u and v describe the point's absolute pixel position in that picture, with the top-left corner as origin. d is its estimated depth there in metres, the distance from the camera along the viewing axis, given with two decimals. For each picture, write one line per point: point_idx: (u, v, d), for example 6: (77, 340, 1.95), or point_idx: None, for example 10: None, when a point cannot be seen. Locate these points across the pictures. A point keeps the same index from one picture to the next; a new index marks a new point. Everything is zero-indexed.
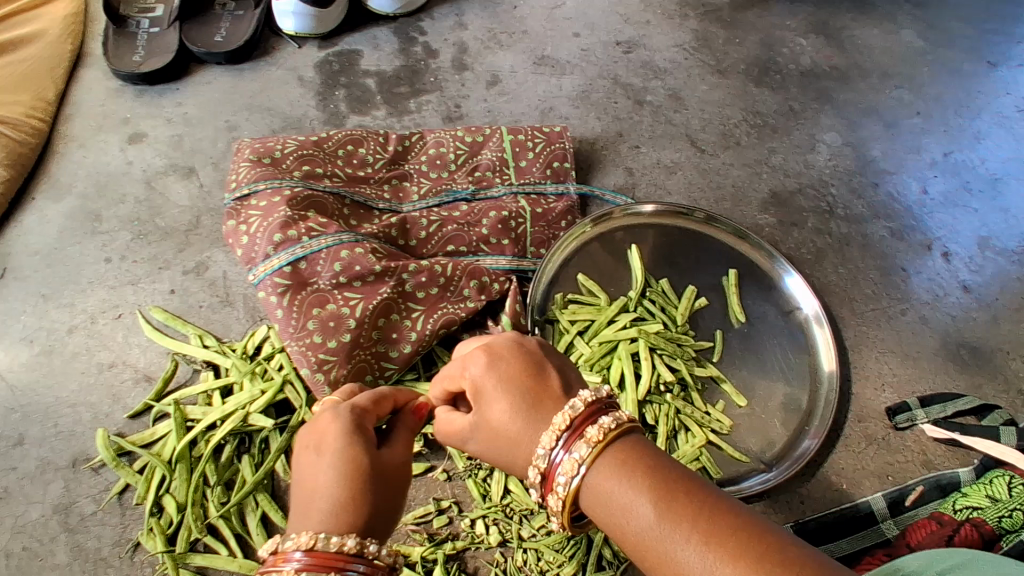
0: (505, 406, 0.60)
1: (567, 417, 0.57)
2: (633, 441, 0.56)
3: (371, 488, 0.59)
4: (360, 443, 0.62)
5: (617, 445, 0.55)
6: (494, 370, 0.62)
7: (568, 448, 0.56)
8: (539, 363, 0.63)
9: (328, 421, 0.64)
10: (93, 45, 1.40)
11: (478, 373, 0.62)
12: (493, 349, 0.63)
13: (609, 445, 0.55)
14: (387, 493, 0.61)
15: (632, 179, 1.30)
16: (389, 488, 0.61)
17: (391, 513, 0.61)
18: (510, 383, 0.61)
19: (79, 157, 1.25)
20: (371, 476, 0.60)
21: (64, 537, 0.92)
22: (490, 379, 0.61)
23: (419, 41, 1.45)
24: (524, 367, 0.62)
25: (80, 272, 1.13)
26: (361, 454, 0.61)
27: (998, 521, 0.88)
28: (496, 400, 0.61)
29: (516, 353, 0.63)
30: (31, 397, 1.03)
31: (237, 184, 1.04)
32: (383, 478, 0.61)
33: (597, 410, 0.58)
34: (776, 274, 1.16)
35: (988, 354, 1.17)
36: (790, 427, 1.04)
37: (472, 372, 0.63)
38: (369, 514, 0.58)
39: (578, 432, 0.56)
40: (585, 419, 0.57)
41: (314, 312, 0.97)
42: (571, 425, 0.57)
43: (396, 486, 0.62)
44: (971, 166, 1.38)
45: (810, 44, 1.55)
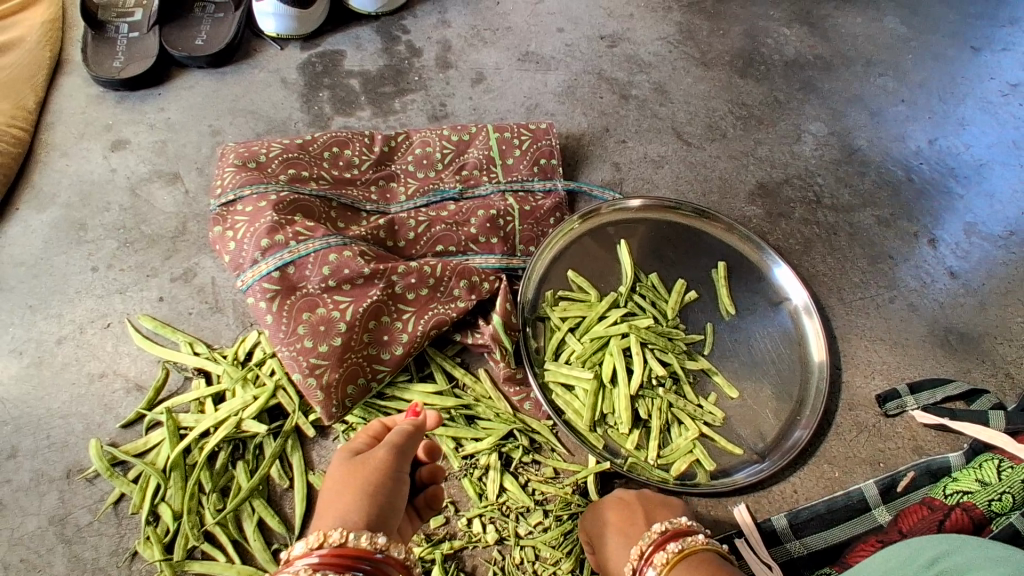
0: (614, 537, 0.82)
1: (644, 544, 0.76)
2: (702, 562, 0.71)
3: (354, 488, 0.61)
4: (346, 462, 0.64)
5: (686, 561, 0.72)
6: (604, 514, 0.86)
7: (646, 563, 0.74)
8: (639, 505, 0.85)
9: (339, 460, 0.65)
10: (72, 51, 1.39)
11: (595, 523, 0.86)
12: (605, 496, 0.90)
13: (678, 562, 0.72)
14: (377, 487, 0.61)
15: (619, 174, 1.30)
16: (373, 479, 0.61)
17: (387, 500, 0.60)
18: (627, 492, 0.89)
19: (62, 165, 1.24)
20: (356, 481, 0.61)
21: (61, 548, 0.92)
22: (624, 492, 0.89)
23: (402, 40, 1.45)
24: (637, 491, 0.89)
25: (67, 282, 1.12)
26: (345, 469, 0.63)
27: (987, 505, 0.91)
28: (608, 538, 0.82)
29: (618, 503, 0.87)
30: (21, 410, 1.02)
31: (223, 190, 1.03)
32: (370, 476, 0.62)
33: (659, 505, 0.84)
34: (765, 265, 1.16)
35: (976, 339, 1.18)
36: (782, 417, 1.05)
37: (592, 521, 0.88)
38: (352, 510, 0.58)
39: (653, 553, 0.74)
40: (658, 538, 0.76)
41: (304, 316, 0.96)
42: (647, 546, 0.75)
43: (388, 475, 0.62)
44: (956, 152, 1.39)
45: (793, 34, 1.55)
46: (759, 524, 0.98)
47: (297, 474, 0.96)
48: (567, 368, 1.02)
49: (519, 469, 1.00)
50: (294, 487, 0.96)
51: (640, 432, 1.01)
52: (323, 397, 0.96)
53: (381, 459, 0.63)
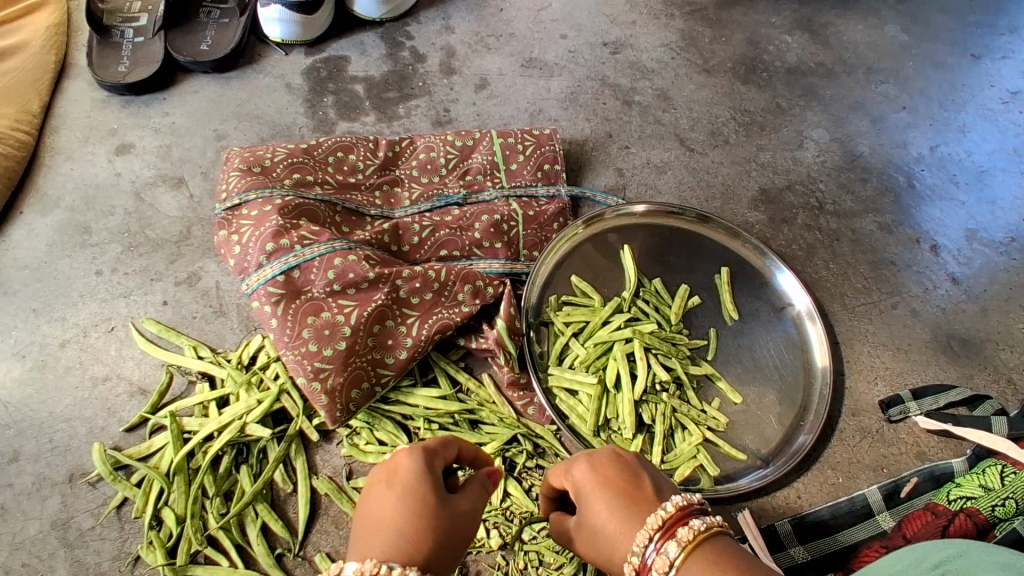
0: (615, 509, 0.63)
1: (659, 518, 0.60)
2: (723, 541, 0.58)
3: (430, 521, 0.56)
4: (429, 481, 0.60)
5: (709, 543, 0.58)
6: (598, 478, 0.65)
7: (661, 541, 0.58)
8: (640, 470, 0.67)
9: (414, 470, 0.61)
10: (77, 55, 1.39)
11: (578, 475, 0.67)
12: (597, 460, 0.67)
13: (701, 544, 0.57)
14: (450, 534, 0.57)
15: (622, 180, 1.31)
16: (450, 526, 0.58)
17: (451, 556, 0.57)
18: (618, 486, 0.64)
19: (66, 169, 1.24)
20: (427, 507, 0.57)
21: (64, 553, 0.91)
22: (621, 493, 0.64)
23: (406, 46, 1.45)
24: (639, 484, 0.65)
25: (71, 286, 1.12)
26: (426, 490, 0.59)
27: (991, 510, 0.91)
28: (597, 500, 0.64)
29: (612, 458, 0.67)
30: (25, 413, 1.02)
31: (228, 194, 1.04)
32: (448, 519, 0.58)
33: (690, 512, 0.60)
34: (768, 271, 1.17)
35: (978, 345, 1.18)
36: (785, 422, 1.05)
37: (574, 475, 0.67)
38: (423, 547, 0.54)
39: (673, 530, 0.59)
40: (678, 518, 0.59)
41: (309, 320, 0.96)
42: (664, 523, 0.59)
43: (460, 526, 0.59)
44: (957, 158, 1.40)
45: (795, 41, 1.56)
46: (762, 530, 0.97)
47: (301, 479, 0.96)
48: (570, 373, 1.03)
49: (523, 474, 1.00)
50: (298, 492, 0.96)
51: (644, 437, 1.00)
52: (327, 401, 0.96)
53: (461, 507, 0.60)
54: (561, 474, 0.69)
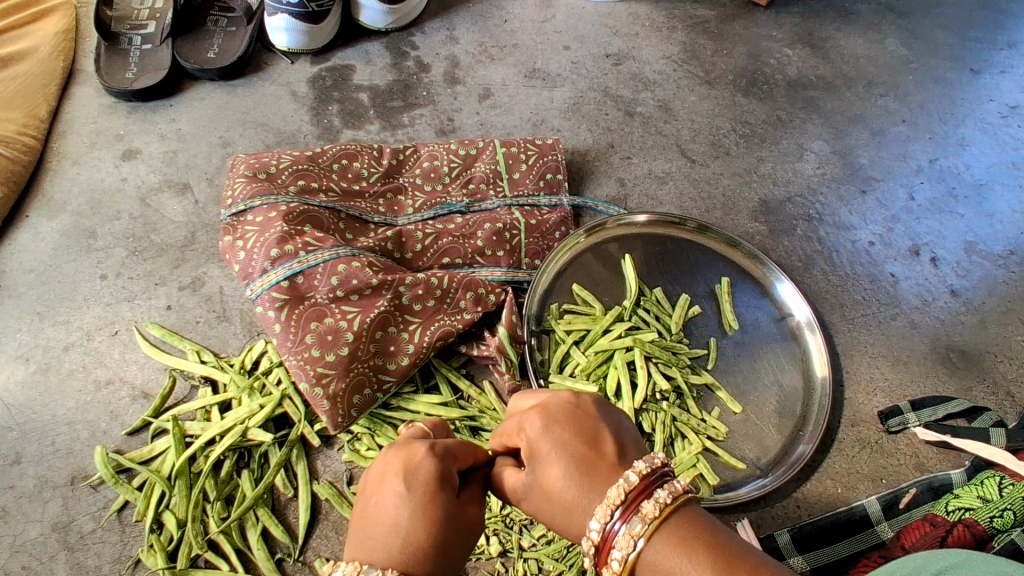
0: (570, 473, 0.56)
1: (622, 491, 0.54)
2: (692, 516, 0.53)
3: (445, 536, 0.54)
4: (445, 488, 0.56)
5: (675, 517, 0.52)
6: (555, 438, 0.58)
7: (625, 517, 0.53)
8: (601, 423, 0.59)
9: (424, 467, 0.57)
10: (85, 62, 1.41)
11: (533, 433, 0.59)
12: (551, 415, 0.59)
13: (667, 517, 0.52)
14: (459, 549, 0.56)
15: (623, 190, 1.32)
16: (462, 539, 0.56)
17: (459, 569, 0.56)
18: (572, 451, 0.57)
19: (72, 174, 1.25)
20: (440, 513, 0.55)
21: (64, 556, 0.91)
22: (572, 455, 0.57)
23: (411, 56, 1.47)
24: (592, 443, 0.58)
25: (76, 289, 1.13)
26: (443, 498, 0.56)
27: (989, 521, 0.92)
28: (553, 464, 0.57)
29: (570, 411, 0.60)
30: (28, 415, 1.02)
31: (234, 200, 1.05)
32: (461, 533, 0.56)
33: (654, 483, 0.54)
34: (768, 281, 1.17)
35: (977, 357, 1.19)
36: (785, 431, 1.06)
37: (526, 432, 0.60)
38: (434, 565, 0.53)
39: (635, 504, 0.53)
40: (641, 491, 0.53)
41: (312, 325, 0.97)
42: (628, 496, 0.53)
43: (469, 538, 0.57)
44: (956, 172, 1.41)
45: (796, 54, 1.58)
46: (761, 541, 0.97)
47: (302, 484, 0.96)
48: (571, 381, 1.03)
49: None
50: (298, 497, 0.96)
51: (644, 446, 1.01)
52: (329, 406, 0.96)
53: (473, 518, 0.58)
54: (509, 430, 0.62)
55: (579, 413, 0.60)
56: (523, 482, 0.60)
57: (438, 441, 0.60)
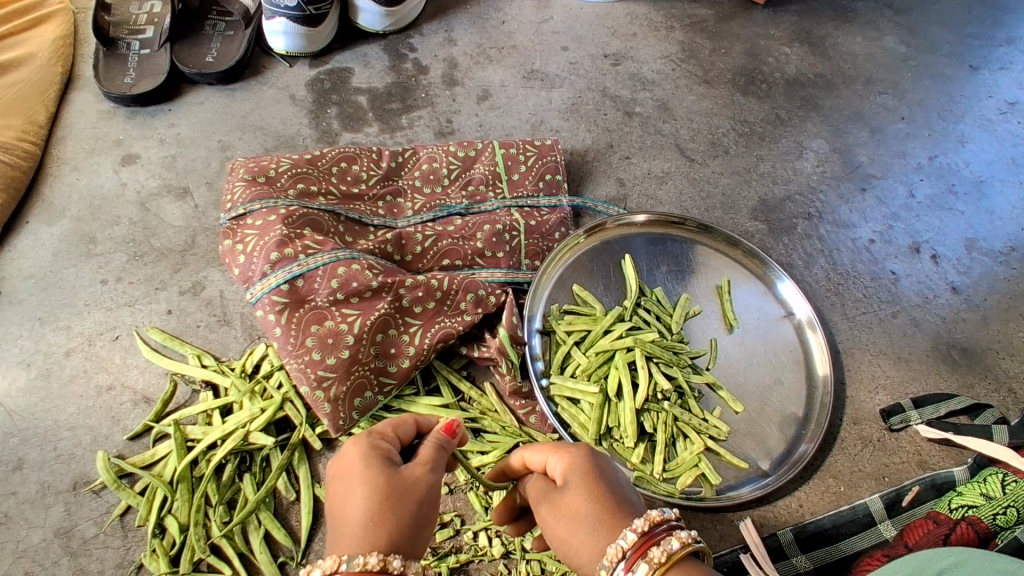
0: (585, 506, 0.60)
1: (624, 544, 0.56)
2: (691, 565, 0.55)
3: (391, 503, 0.57)
4: (377, 464, 0.60)
5: (678, 567, 0.55)
6: (576, 472, 0.63)
7: (628, 566, 0.55)
8: (615, 472, 0.64)
9: (354, 458, 0.61)
10: (83, 67, 1.41)
11: (571, 473, 0.63)
12: (587, 470, 0.63)
13: (671, 566, 0.55)
14: (415, 509, 0.58)
15: (623, 190, 1.32)
16: (413, 498, 0.59)
17: (422, 529, 0.58)
18: (601, 504, 0.60)
19: (72, 180, 1.25)
20: (375, 492, 0.58)
21: (66, 561, 0.91)
22: (598, 504, 0.60)
23: (409, 58, 1.47)
24: (612, 503, 0.61)
25: (76, 295, 1.13)
26: (378, 473, 0.59)
27: (992, 518, 0.92)
28: (572, 496, 0.61)
29: (598, 469, 0.64)
30: (29, 422, 1.02)
31: (233, 204, 1.05)
32: (406, 495, 0.59)
33: (654, 536, 0.56)
34: (768, 280, 1.18)
35: (979, 354, 1.19)
36: (787, 430, 1.06)
37: (560, 470, 0.64)
38: (396, 533, 0.56)
39: (643, 551, 0.55)
40: (641, 545, 0.55)
41: (312, 329, 0.97)
42: (635, 544, 0.56)
43: (424, 496, 0.60)
44: (955, 169, 1.41)
45: (794, 53, 1.57)
46: (764, 540, 0.97)
47: (304, 487, 0.96)
48: (572, 382, 1.03)
49: None
50: (300, 500, 0.96)
51: (646, 446, 1.00)
52: (330, 410, 0.96)
53: (418, 476, 0.61)
54: (539, 456, 0.67)
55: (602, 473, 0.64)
56: (551, 499, 0.63)
57: (369, 433, 0.64)
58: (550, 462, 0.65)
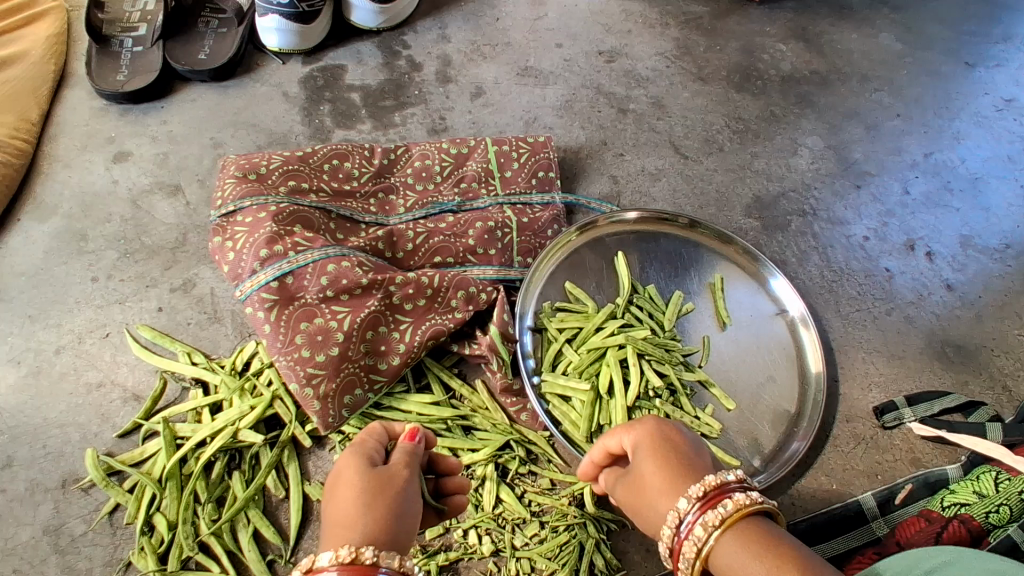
0: (653, 465, 0.61)
1: (694, 493, 0.57)
2: (759, 522, 0.55)
3: (373, 500, 0.58)
4: (364, 465, 0.61)
5: (745, 522, 0.55)
6: (641, 438, 0.64)
7: (695, 516, 0.56)
8: (685, 435, 0.65)
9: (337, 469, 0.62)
10: (76, 64, 1.41)
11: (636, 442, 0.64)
12: (653, 434, 0.64)
13: (737, 521, 0.54)
14: (394, 504, 0.59)
15: (616, 187, 1.31)
16: (396, 495, 0.60)
17: (405, 524, 0.58)
18: (666, 463, 0.61)
19: (64, 177, 1.25)
20: (355, 492, 0.58)
21: (55, 559, 0.91)
22: (665, 462, 0.61)
23: (402, 55, 1.46)
24: (680, 459, 0.61)
25: (67, 292, 1.13)
26: (364, 474, 0.60)
27: (985, 516, 0.91)
28: (642, 459, 0.62)
29: (665, 433, 0.64)
30: (18, 419, 1.02)
31: (223, 201, 1.04)
32: (385, 492, 0.59)
33: (723, 489, 0.56)
34: (762, 277, 1.17)
35: (973, 351, 1.18)
36: (779, 428, 1.05)
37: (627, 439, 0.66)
38: (379, 527, 0.55)
39: (711, 506, 0.55)
40: (709, 496, 0.56)
41: (302, 326, 0.97)
42: (704, 497, 0.56)
43: (408, 497, 0.60)
44: (951, 166, 1.40)
45: (790, 49, 1.57)
46: None
47: (293, 484, 0.96)
48: (564, 379, 1.02)
49: (516, 480, 1.00)
50: (289, 498, 0.96)
51: None
52: (320, 407, 0.96)
53: (397, 476, 0.62)
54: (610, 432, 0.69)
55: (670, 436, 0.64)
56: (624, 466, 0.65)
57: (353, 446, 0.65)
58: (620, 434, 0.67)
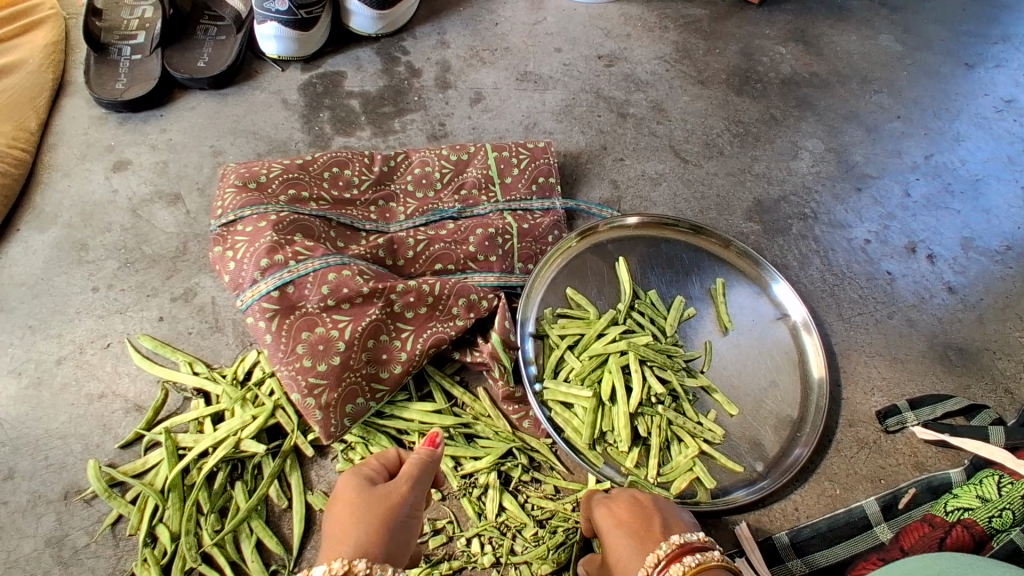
0: (624, 537, 0.73)
1: (658, 553, 0.66)
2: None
3: (370, 515, 0.63)
4: (362, 486, 0.66)
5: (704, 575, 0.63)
6: (611, 514, 0.77)
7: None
8: (655, 512, 0.76)
9: (342, 487, 0.68)
10: (74, 73, 1.41)
11: (611, 519, 0.76)
12: (626, 513, 0.76)
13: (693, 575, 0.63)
14: (390, 519, 0.63)
15: (617, 192, 1.31)
16: (392, 509, 0.65)
17: (398, 538, 0.63)
18: (635, 534, 0.72)
19: (63, 187, 1.25)
20: (355, 510, 0.64)
21: (58, 570, 0.91)
22: (634, 534, 0.72)
23: (401, 61, 1.46)
24: (648, 531, 0.73)
25: (68, 302, 1.13)
26: (360, 495, 0.66)
27: (988, 521, 0.91)
28: (613, 534, 0.74)
29: (637, 510, 0.76)
30: (20, 430, 1.02)
31: (224, 211, 1.04)
32: (382, 508, 0.64)
33: (685, 549, 0.66)
34: (764, 282, 1.17)
35: (975, 354, 1.18)
36: (782, 434, 1.05)
37: (603, 517, 0.78)
38: (374, 540, 0.61)
39: (667, 566, 0.65)
40: (671, 555, 0.66)
41: (303, 335, 0.96)
42: (662, 558, 0.66)
43: (405, 514, 0.65)
44: (952, 167, 1.40)
45: (789, 52, 1.57)
46: (758, 543, 0.97)
47: (296, 494, 0.96)
48: (566, 387, 1.02)
49: (518, 488, 1.00)
50: (292, 507, 0.96)
51: (640, 450, 1.00)
52: (322, 417, 0.96)
53: (396, 493, 0.67)
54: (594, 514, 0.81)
55: (640, 511, 0.76)
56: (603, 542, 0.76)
57: (360, 467, 0.72)
58: (598, 513, 0.79)
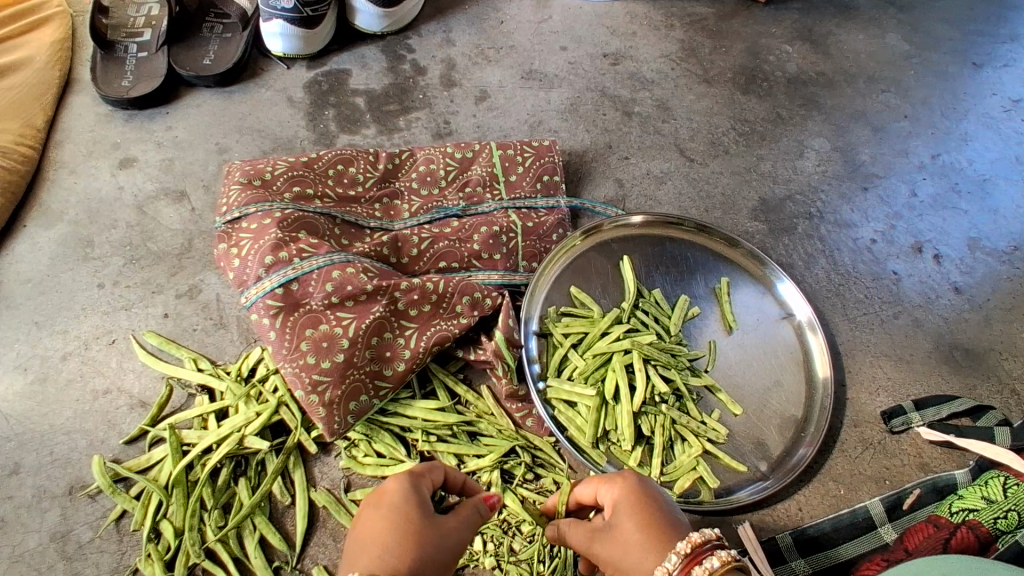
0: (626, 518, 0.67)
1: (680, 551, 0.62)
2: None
3: (416, 543, 0.63)
4: (416, 505, 0.66)
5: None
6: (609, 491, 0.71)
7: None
8: (659, 494, 0.71)
9: (392, 491, 0.67)
10: (81, 70, 1.41)
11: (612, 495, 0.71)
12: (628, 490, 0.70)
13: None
14: (433, 554, 0.63)
15: (622, 191, 1.31)
16: (438, 544, 0.64)
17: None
18: (641, 518, 0.67)
19: (70, 184, 1.25)
20: (402, 531, 0.63)
21: (62, 565, 0.91)
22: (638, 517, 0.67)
23: (406, 59, 1.46)
24: (653, 515, 0.67)
25: (73, 298, 1.13)
26: (412, 511, 0.66)
27: (993, 523, 0.90)
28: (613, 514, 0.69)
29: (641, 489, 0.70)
30: (25, 425, 1.02)
31: (228, 208, 1.04)
32: (428, 537, 0.64)
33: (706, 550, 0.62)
34: (768, 281, 1.17)
35: (982, 355, 1.17)
36: (786, 435, 1.04)
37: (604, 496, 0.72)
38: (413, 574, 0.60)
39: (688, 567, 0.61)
40: (692, 556, 0.61)
41: (307, 332, 0.96)
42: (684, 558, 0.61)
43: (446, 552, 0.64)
44: (959, 167, 1.39)
45: (795, 51, 1.56)
46: (762, 544, 0.97)
47: (299, 491, 0.96)
48: (569, 385, 1.02)
49: (520, 485, 0.99)
50: (296, 504, 0.96)
51: (644, 449, 0.99)
52: (325, 414, 0.96)
53: (446, 527, 0.66)
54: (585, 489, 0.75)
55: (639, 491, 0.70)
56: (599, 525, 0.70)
57: (415, 474, 0.70)
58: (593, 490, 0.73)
